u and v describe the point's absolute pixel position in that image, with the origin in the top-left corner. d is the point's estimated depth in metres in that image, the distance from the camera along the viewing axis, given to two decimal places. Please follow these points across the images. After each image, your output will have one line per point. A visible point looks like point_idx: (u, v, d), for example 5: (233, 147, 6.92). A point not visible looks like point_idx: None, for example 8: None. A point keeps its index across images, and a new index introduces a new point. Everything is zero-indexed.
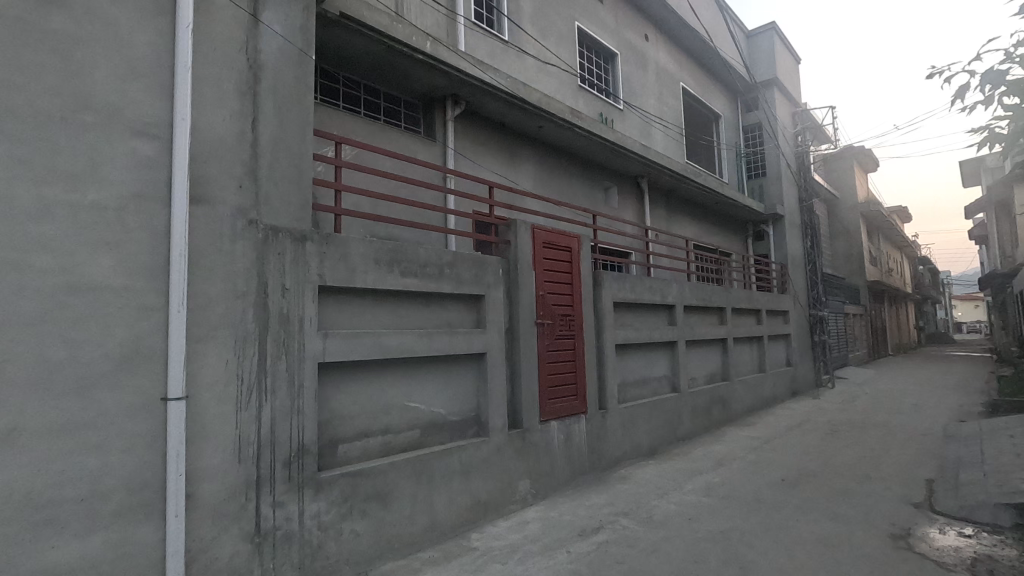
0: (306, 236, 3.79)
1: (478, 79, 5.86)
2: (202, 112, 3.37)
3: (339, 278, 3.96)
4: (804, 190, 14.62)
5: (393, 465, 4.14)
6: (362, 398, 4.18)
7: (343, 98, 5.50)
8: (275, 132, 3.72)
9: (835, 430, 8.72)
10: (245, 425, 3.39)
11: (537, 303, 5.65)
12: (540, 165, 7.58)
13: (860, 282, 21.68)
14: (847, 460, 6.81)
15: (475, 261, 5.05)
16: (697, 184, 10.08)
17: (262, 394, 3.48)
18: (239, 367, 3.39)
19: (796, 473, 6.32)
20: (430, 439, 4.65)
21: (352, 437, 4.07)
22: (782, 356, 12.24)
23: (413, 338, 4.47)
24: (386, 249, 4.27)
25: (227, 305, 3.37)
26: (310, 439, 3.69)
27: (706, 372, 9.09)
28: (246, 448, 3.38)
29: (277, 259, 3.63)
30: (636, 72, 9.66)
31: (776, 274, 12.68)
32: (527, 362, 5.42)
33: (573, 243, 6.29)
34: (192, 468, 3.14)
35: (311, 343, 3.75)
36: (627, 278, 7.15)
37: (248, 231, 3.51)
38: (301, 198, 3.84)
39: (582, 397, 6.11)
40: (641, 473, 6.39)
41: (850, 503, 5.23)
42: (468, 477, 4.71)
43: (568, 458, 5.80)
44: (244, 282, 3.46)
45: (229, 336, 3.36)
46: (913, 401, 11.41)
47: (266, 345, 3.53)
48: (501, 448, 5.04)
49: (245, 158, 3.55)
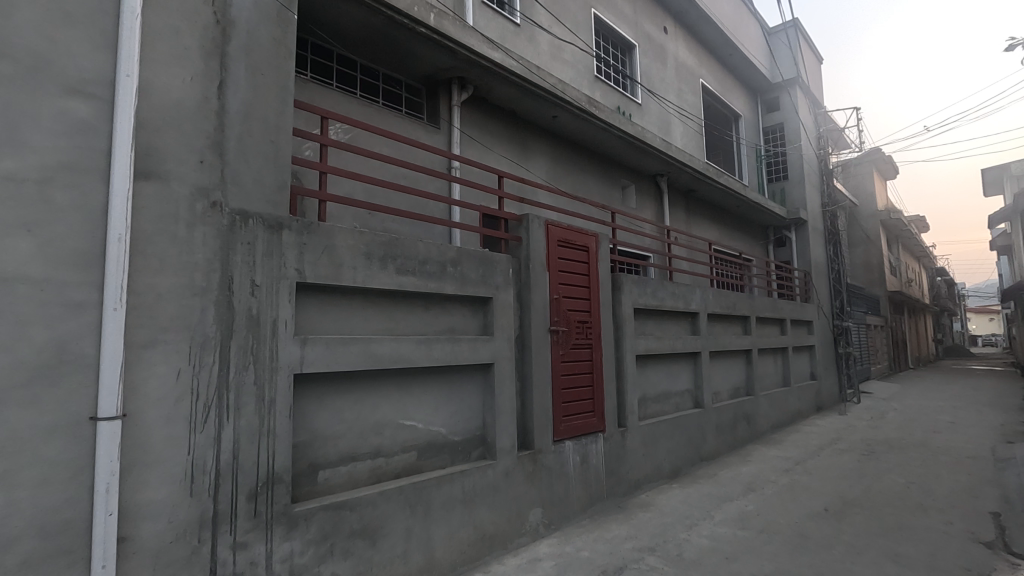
0: (283, 224, 3.20)
1: (488, 59, 5.27)
2: (156, 72, 2.80)
3: (322, 275, 3.36)
4: (827, 195, 13.95)
5: (384, 494, 3.52)
6: (348, 416, 3.58)
7: (337, 77, 4.97)
8: (247, 100, 3.14)
9: (872, 451, 7.99)
10: (201, 450, 2.78)
11: (551, 307, 5.03)
12: (554, 158, 7.00)
13: (880, 292, 20.88)
14: (893, 487, 6.12)
15: (482, 258, 4.45)
16: (720, 185, 9.45)
17: (223, 411, 2.88)
18: (195, 378, 2.79)
19: (839, 502, 5.64)
20: (428, 462, 4.03)
21: (335, 462, 3.47)
22: (806, 368, 11.53)
23: (410, 346, 3.87)
24: (378, 243, 3.69)
25: (181, 304, 2.78)
26: (282, 465, 3.08)
27: (730, 386, 8.43)
28: (202, 479, 2.77)
29: (245, 250, 3.04)
30: (655, 65, 9.08)
31: (799, 283, 12.02)
32: (540, 376, 4.80)
33: (591, 242, 5.67)
34: (129, 504, 2.54)
35: (286, 350, 3.16)
36: (648, 283, 6.52)
37: (211, 216, 2.93)
38: (278, 179, 3.25)
39: (600, 414, 5.47)
40: (664, 499, 5.72)
41: (911, 542, 4.55)
42: (472, 506, 4.08)
43: (584, 482, 5.17)
44: (203, 276, 2.87)
45: (183, 341, 2.77)
46: (949, 419, 10.65)
47: (231, 352, 2.94)
48: (509, 473, 4.40)
49: (209, 129, 2.97)
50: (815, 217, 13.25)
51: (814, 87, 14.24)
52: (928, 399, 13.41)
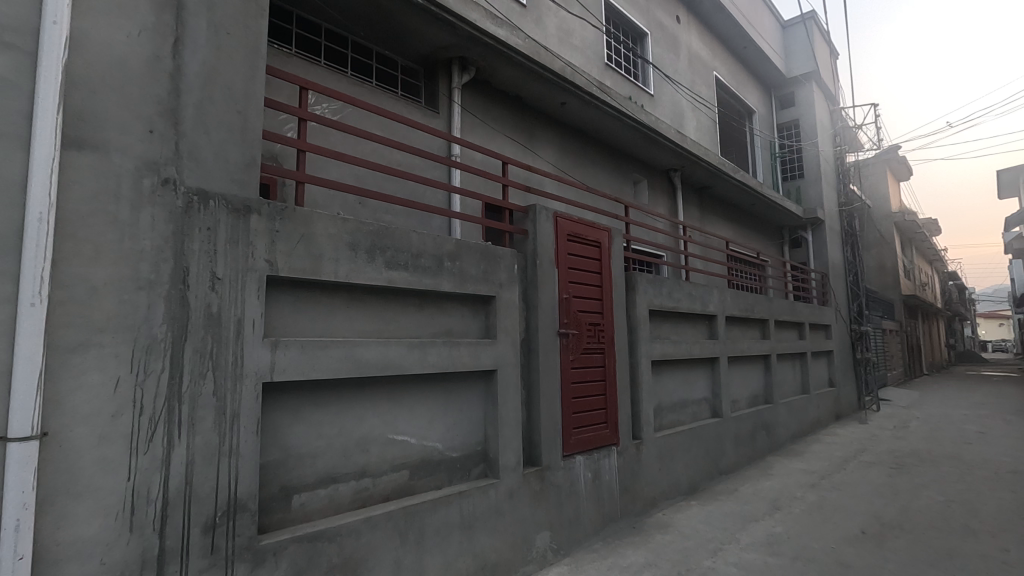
0: (250, 208, 2.75)
1: (491, 36, 4.80)
2: (93, 22, 2.36)
3: (298, 267, 2.91)
4: (843, 195, 13.42)
5: (369, 521, 3.05)
6: (329, 430, 3.11)
7: (326, 54, 4.52)
8: (208, 61, 2.68)
9: (902, 464, 7.46)
10: (144, 474, 2.32)
11: (560, 307, 4.56)
12: (562, 149, 6.54)
13: (894, 296, 20.30)
14: (933, 505, 5.60)
15: (484, 253, 3.98)
16: (736, 181, 8.95)
17: (173, 428, 2.41)
18: (138, 388, 2.33)
19: (876, 524, 5.11)
20: (423, 482, 3.56)
21: (312, 484, 3.00)
22: (824, 375, 11.01)
23: (402, 351, 3.39)
24: (365, 232, 3.24)
25: (121, 299, 2.32)
26: (246, 490, 2.62)
27: (748, 394, 7.91)
28: (145, 510, 2.31)
29: (203, 237, 2.57)
30: (667, 55, 8.61)
31: (816, 284, 11.51)
32: (548, 385, 4.33)
33: (603, 238, 5.19)
34: (49, 542, 2.08)
35: (252, 355, 2.70)
36: (664, 283, 6.03)
37: (162, 195, 2.47)
38: (245, 155, 2.78)
39: (613, 425, 4.98)
40: (684, 518, 5.22)
41: (966, 572, 4.04)
42: (472, 532, 3.61)
43: (596, 501, 4.68)
44: (151, 267, 2.42)
45: (123, 345, 2.31)
46: (978, 428, 10.08)
47: (184, 358, 2.47)
48: (514, 493, 3.92)
49: (162, 94, 2.52)
50: (832, 217, 12.73)
51: (831, 83, 13.71)
52: (951, 408, 12.84)
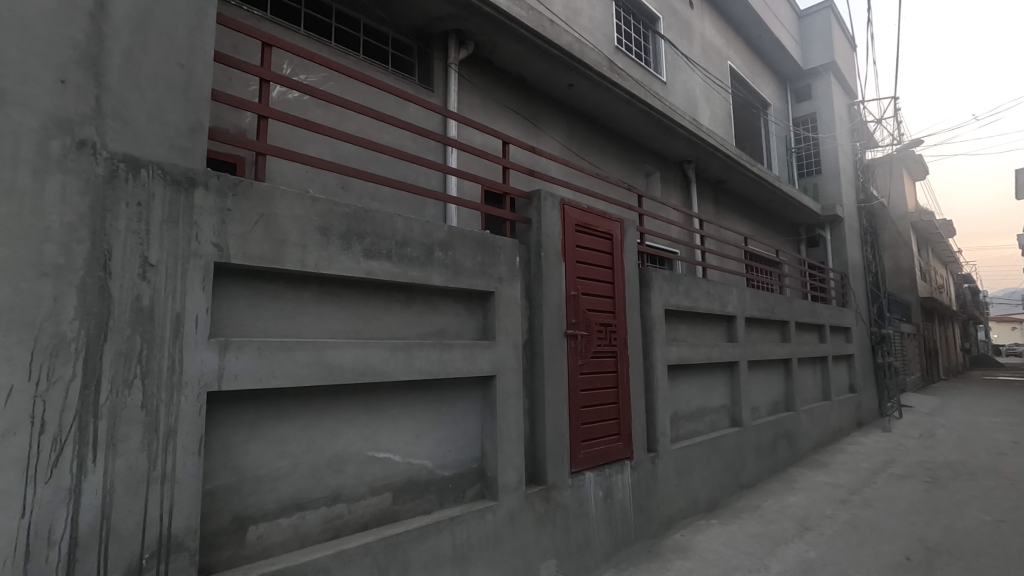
0: (194, 181, 2.27)
1: (491, 4, 4.31)
2: None
3: (255, 254, 2.43)
4: (863, 193, 12.85)
5: (342, 557, 2.55)
6: (293, 446, 2.62)
7: (307, 23, 4.05)
8: (140, 2, 2.21)
9: (937, 477, 6.88)
10: (42, 509, 1.83)
11: (567, 303, 4.06)
12: (569, 135, 6.05)
13: (911, 299, 19.62)
14: (981, 527, 5.03)
15: (481, 243, 3.50)
16: (754, 174, 8.44)
17: (85, 449, 1.93)
18: (37, 398, 1.85)
19: (920, 549, 4.57)
20: (409, 506, 3.07)
21: (272, 512, 2.52)
22: (845, 380, 10.43)
23: (383, 354, 2.91)
24: (339, 215, 2.76)
25: (17, 289, 1.85)
26: (184, 524, 2.13)
27: (769, 401, 7.38)
28: (44, 554, 1.82)
29: (131, 213, 2.09)
30: (680, 41, 8.10)
31: (835, 284, 10.96)
32: (554, 393, 3.83)
33: (614, 229, 4.69)
34: None
35: (194, 360, 2.22)
36: (681, 280, 5.52)
37: (76, 161, 2.00)
38: (189, 118, 2.31)
39: (626, 436, 4.47)
40: (705, 541, 4.69)
41: None
42: (466, 564, 3.11)
43: (607, 523, 4.16)
44: (60, 250, 1.94)
45: (19, 345, 1.83)
46: (1012, 438, 9.46)
47: (102, 361, 1.99)
48: (515, 518, 3.42)
49: (78, 38, 2.05)
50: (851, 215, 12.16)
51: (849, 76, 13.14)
52: (976, 415, 12.21)
